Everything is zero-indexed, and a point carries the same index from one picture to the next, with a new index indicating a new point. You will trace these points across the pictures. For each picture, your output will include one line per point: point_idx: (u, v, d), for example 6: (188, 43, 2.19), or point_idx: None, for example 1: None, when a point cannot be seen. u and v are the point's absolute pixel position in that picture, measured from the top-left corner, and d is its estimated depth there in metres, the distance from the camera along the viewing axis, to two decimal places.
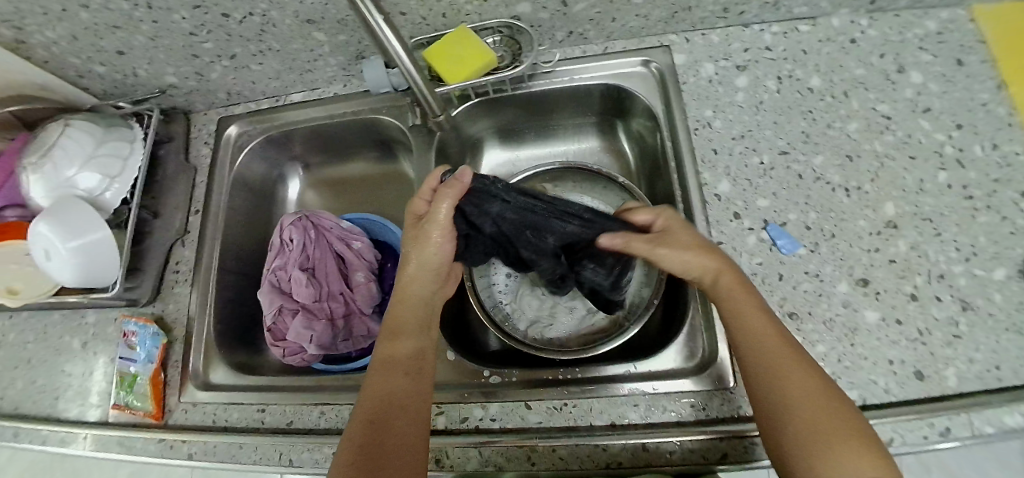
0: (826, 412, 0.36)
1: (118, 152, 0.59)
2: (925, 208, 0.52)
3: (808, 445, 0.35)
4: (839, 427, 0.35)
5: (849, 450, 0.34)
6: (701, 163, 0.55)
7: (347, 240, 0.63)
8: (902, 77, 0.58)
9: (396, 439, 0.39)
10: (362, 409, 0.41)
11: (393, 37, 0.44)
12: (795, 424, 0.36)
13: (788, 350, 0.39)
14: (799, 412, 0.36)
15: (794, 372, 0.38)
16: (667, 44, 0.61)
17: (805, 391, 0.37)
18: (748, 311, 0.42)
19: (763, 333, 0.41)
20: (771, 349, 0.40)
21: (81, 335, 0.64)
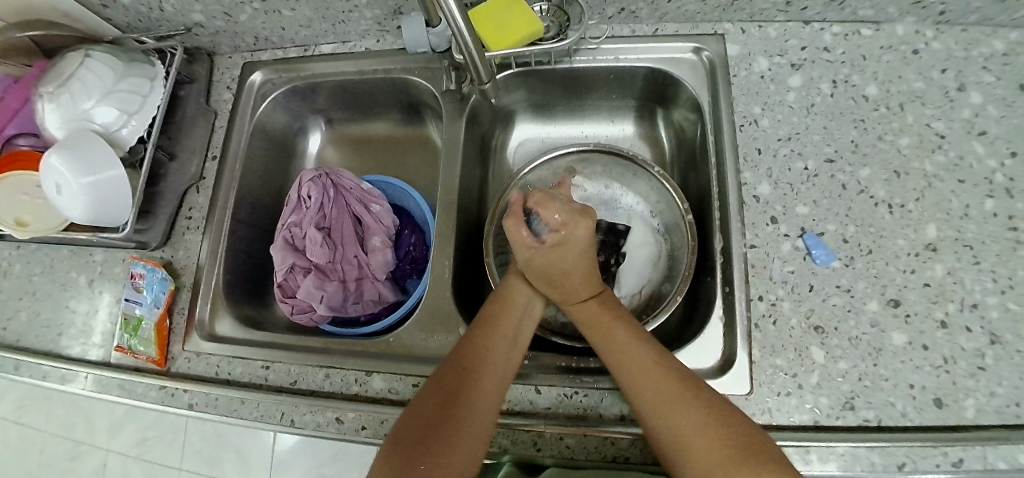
0: (718, 433, 0.37)
1: (137, 88, 0.57)
2: (967, 234, 0.50)
3: (696, 471, 0.36)
4: (716, 445, 0.36)
5: (751, 465, 0.34)
6: (743, 162, 0.54)
7: (366, 203, 0.61)
8: (962, 96, 0.54)
9: (466, 425, 0.39)
10: (439, 383, 0.42)
11: (453, 6, 0.41)
12: (689, 455, 0.37)
13: (648, 380, 0.41)
14: (685, 435, 0.38)
15: (658, 397, 0.40)
16: (721, 32, 0.58)
17: (671, 427, 0.38)
18: (614, 339, 0.45)
19: (631, 366, 0.43)
20: (635, 375, 0.42)
21: (88, 272, 0.63)
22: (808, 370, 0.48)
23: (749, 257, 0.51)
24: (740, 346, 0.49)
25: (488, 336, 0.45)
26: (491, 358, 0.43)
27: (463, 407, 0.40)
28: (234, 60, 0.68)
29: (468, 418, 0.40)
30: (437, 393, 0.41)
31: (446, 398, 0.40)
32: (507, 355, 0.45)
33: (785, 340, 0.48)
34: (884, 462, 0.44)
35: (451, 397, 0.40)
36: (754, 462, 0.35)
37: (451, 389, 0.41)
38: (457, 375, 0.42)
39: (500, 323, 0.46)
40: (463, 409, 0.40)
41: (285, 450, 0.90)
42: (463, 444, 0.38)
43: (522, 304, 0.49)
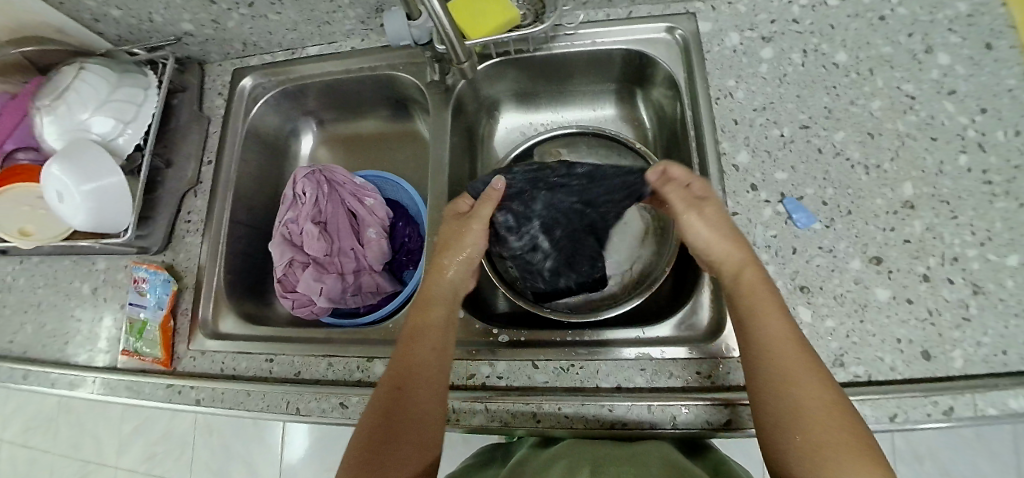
0: (833, 418, 0.36)
1: (132, 98, 0.58)
2: (943, 191, 0.51)
3: (804, 441, 0.36)
4: (841, 438, 0.36)
5: (846, 460, 0.35)
6: (721, 133, 0.55)
7: (359, 197, 0.62)
8: (929, 58, 0.56)
9: (415, 412, 0.41)
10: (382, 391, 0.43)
11: None
12: (805, 431, 0.37)
13: (795, 363, 0.39)
14: (813, 419, 0.37)
15: (810, 405, 0.37)
16: (693, 11, 0.60)
17: (793, 403, 0.38)
18: (759, 300, 0.42)
19: (774, 339, 0.40)
20: (785, 359, 0.39)
21: (92, 281, 0.65)
22: (796, 330, 0.49)
23: (733, 224, 0.53)
24: (728, 310, 0.50)
25: (420, 320, 0.47)
26: (418, 341, 0.45)
27: (403, 411, 0.41)
28: (223, 67, 0.70)
29: (412, 422, 0.41)
30: (376, 408, 0.42)
31: (387, 408, 0.42)
32: (439, 351, 0.45)
33: None
34: (876, 414, 0.45)
35: (392, 409, 0.41)
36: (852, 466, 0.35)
37: (388, 400, 0.42)
38: (388, 386, 0.43)
39: (428, 318, 0.47)
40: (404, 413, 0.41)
41: (293, 455, 0.91)
42: (416, 427, 0.41)
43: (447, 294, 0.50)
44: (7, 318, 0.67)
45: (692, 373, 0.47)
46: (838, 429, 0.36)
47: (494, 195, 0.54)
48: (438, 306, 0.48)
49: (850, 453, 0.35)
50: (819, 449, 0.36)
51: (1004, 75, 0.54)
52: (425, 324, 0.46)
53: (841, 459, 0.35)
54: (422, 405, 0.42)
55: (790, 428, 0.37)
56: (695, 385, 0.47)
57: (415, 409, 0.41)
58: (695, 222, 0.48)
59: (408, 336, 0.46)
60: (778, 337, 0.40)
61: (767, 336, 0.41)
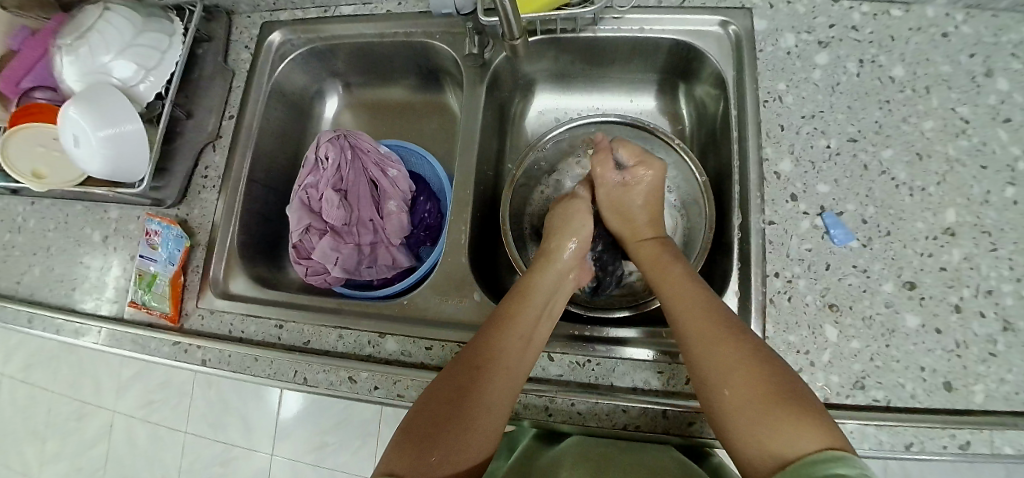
0: (749, 374, 0.36)
1: (156, 43, 0.56)
2: (986, 221, 0.50)
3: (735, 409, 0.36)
4: (755, 395, 0.35)
5: (787, 422, 0.33)
6: (765, 138, 0.53)
7: (382, 167, 0.60)
8: (990, 81, 0.54)
9: (488, 401, 0.39)
10: (448, 382, 0.40)
11: None
12: (733, 384, 0.37)
13: (711, 331, 0.40)
14: (735, 377, 0.37)
15: (717, 361, 0.38)
16: (748, 7, 0.57)
17: (714, 356, 0.39)
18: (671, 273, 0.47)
19: (676, 296, 0.44)
20: (693, 320, 0.41)
21: (103, 228, 0.63)
22: (820, 348, 0.48)
23: (768, 233, 0.51)
24: (754, 321, 0.49)
25: (520, 304, 0.46)
26: (521, 324, 0.44)
27: (480, 397, 0.39)
28: (251, 19, 0.67)
29: (484, 408, 0.39)
30: (436, 397, 0.40)
31: (455, 394, 0.39)
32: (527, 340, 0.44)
33: (799, 317, 0.48)
34: (892, 440, 0.45)
35: (456, 404, 0.39)
36: (796, 431, 0.32)
37: (455, 387, 0.40)
38: (446, 384, 0.40)
39: (525, 308, 0.46)
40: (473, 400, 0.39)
41: (286, 417, 0.91)
42: (487, 415, 0.39)
43: (548, 289, 0.49)
44: (15, 256, 0.66)
45: None
46: (753, 385, 0.36)
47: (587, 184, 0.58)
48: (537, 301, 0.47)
49: (785, 417, 0.33)
50: (746, 405, 0.35)
51: None
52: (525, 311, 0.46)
53: (779, 424, 0.33)
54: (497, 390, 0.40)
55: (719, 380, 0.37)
56: None
57: (485, 401, 0.39)
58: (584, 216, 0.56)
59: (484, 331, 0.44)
60: (687, 301, 0.43)
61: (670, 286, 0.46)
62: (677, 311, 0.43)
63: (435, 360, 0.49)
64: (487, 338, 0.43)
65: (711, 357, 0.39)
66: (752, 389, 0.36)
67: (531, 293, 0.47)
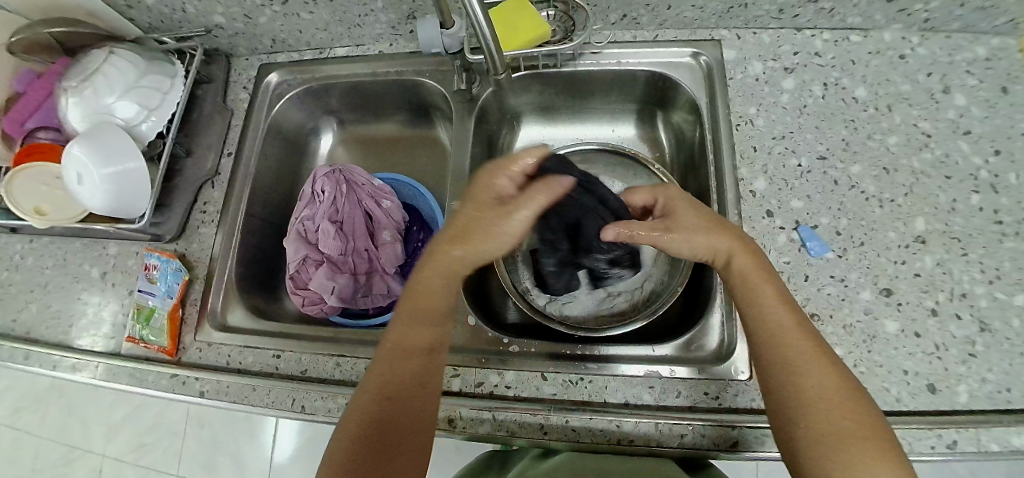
0: (839, 410, 0.36)
1: (158, 85, 0.59)
2: (955, 228, 0.53)
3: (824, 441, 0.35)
4: (855, 427, 0.36)
5: (866, 456, 0.34)
6: (740, 158, 0.56)
7: (376, 199, 0.63)
8: (946, 98, 0.57)
9: (408, 414, 0.41)
10: (365, 402, 0.41)
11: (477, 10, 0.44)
12: (820, 421, 0.36)
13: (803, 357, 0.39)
14: (824, 414, 0.36)
15: (812, 388, 0.37)
16: (717, 38, 0.61)
17: (810, 386, 0.38)
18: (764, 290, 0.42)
19: (765, 313, 0.41)
20: (780, 342, 0.40)
21: (101, 265, 0.64)
22: None
23: None
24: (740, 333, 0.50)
25: (418, 312, 0.45)
26: (417, 332, 0.44)
27: (399, 413, 0.41)
28: (249, 62, 0.71)
29: (407, 421, 0.41)
30: (360, 417, 0.41)
31: (377, 413, 0.41)
32: (430, 347, 0.44)
33: None
34: None
35: (381, 422, 0.40)
36: (868, 463, 0.34)
37: (375, 405, 0.41)
38: (368, 403, 0.41)
39: (415, 318, 0.44)
40: (397, 417, 0.41)
41: (283, 452, 0.90)
42: (411, 427, 0.41)
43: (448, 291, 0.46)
44: (11, 296, 0.66)
45: (701, 393, 0.47)
46: (843, 425, 0.36)
47: (553, 187, 0.45)
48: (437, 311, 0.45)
49: (871, 450, 0.35)
50: (838, 440, 0.35)
51: (1018, 119, 0.55)
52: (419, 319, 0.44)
53: (861, 461, 0.34)
54: (410, 403, 0.41)
55: (801, 419, 0.37)
56: (703, 406, 0.47)
57: (404, 417, 0.41)
58: (677, 246, 0.45)
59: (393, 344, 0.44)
60: (774, 328, 0.40)
61: (758, 308, 0.42)
62: (762, 319, 0.41)
63: None
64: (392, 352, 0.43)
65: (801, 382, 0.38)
66: (842, 417, 0.36)
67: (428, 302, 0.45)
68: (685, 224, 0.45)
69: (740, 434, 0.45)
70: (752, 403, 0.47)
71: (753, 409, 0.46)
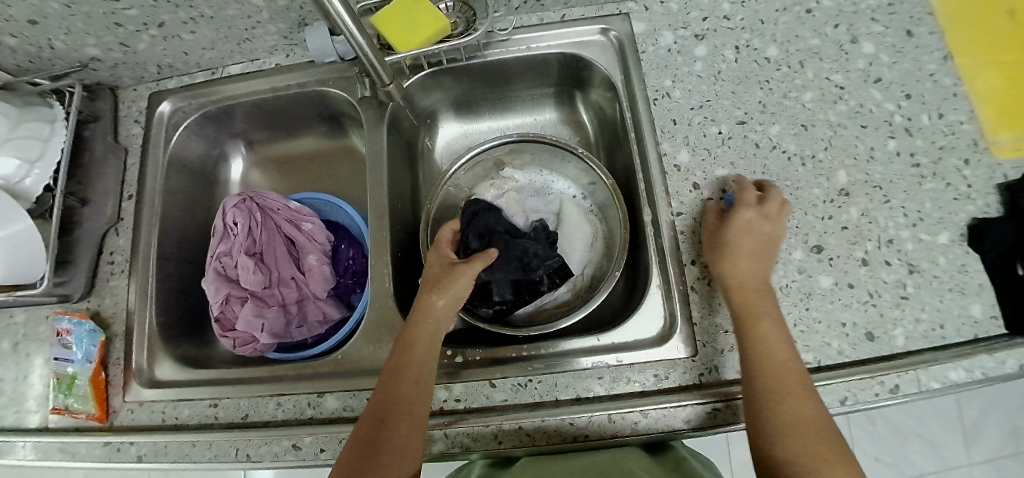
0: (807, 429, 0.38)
1: (36, 134, 0.54)
2: (875, 176, 0.53)
3: (792, 458, 0.37)
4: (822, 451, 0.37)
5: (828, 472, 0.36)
6: (661, 134, 0.55)
7: (296, 222, 0.60)
8: (855, 48, 0.58)
9: (402, 411, 0.41)
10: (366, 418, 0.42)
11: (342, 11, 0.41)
12: (789, 432, 0.38)
13: (788, 380, 0.40)
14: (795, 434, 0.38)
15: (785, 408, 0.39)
16: (625, 12, 0.60)
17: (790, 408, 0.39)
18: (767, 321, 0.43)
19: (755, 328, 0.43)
20: (767, 367, 0.41)
21: (11, 335, 0.59)
22: None
23: (678, 225, 0.52)
24: (679, 308, 0.50)
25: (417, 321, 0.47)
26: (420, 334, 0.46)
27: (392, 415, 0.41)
28: (138, 92, 0.65)
29: (403, 418, 0.41)
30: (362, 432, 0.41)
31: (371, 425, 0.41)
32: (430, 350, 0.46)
33: (722, 298, 0.50)
34: (828, 400, 0.47)
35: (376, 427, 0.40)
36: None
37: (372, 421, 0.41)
38: (368, 418, 0.42)
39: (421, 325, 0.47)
40: (393, 417, 0.41)
41: None
42: (406, 423, 0.41)
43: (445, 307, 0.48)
44: None
45: (650, 377, 0.47)
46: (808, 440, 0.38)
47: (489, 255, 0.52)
48: (423, 339, 0.46)
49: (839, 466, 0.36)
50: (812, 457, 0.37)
51: (925, 61, 0.57)
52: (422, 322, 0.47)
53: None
54: (410, 400, 0.42)
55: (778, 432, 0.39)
56: (654, 389, 0.47)
57: (399, 413, 0.41)
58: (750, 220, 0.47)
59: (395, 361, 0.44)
60: (767, 338, 0.42)
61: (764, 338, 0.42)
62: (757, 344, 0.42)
63: None
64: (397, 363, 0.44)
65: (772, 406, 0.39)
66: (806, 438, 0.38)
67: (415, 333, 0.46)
68: (756, 233, 0.47)
69: (693, 412, 0.45)
70: (700, 377, 0.47)
71: (701, 383, 0.47)
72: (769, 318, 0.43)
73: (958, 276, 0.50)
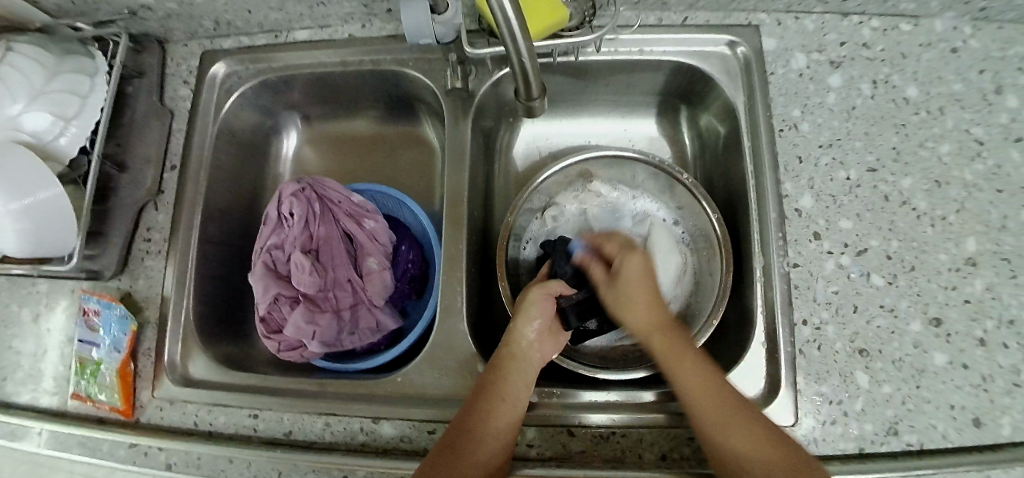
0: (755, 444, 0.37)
1: (74, 87, 0.47)
2: (1006, 247, 0.48)
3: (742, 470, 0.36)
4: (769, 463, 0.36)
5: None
6: (784, 172, 0.49)
7: (357, 218, 0.55)
8: (1000, 99, 0.52)
9: (492, 429, 0.39)
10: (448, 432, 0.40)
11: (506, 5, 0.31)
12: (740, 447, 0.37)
13: (717, 400, 0.39)
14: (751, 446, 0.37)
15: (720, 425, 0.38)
16: (756, 23, 0.53)
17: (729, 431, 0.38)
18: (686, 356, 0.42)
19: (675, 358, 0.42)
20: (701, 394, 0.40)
21: (32, 305, 0.54)
22: (853, 396, 0.45)
23: (793, 277, 0.47)
24: (785, 373, 0.46)
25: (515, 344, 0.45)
26: (517, 359, 0.45)
27: (482, 432, 0.39)
28: (190, 48, 0.59)
29: (487, 438, 0.39)
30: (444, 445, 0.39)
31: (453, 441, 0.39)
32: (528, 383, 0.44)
33: (831, 366, 0.46)
34: None
35: (459, 438, 0.39)
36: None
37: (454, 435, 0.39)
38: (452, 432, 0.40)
39: (518, 351, 0.45)
40: (479, 435, 0.39)
41: None
42: (490, 443, 0.39)
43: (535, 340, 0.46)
44: None
45: None
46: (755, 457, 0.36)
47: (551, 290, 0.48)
48: (519, 365, 0.44)
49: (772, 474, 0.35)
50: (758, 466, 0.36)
51: None
52: (520, 347, 0.45)
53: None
54: (502, 424, 0.40)
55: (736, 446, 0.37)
56: None
57: (490, 433, 0.39)
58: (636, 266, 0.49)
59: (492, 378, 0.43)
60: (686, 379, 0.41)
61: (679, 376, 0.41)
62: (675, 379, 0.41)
63: None
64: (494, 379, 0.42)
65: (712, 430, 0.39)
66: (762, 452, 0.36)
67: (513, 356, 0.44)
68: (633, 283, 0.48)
69: None
70: None
71: None
72: (680, 350, 0.43)
73: None
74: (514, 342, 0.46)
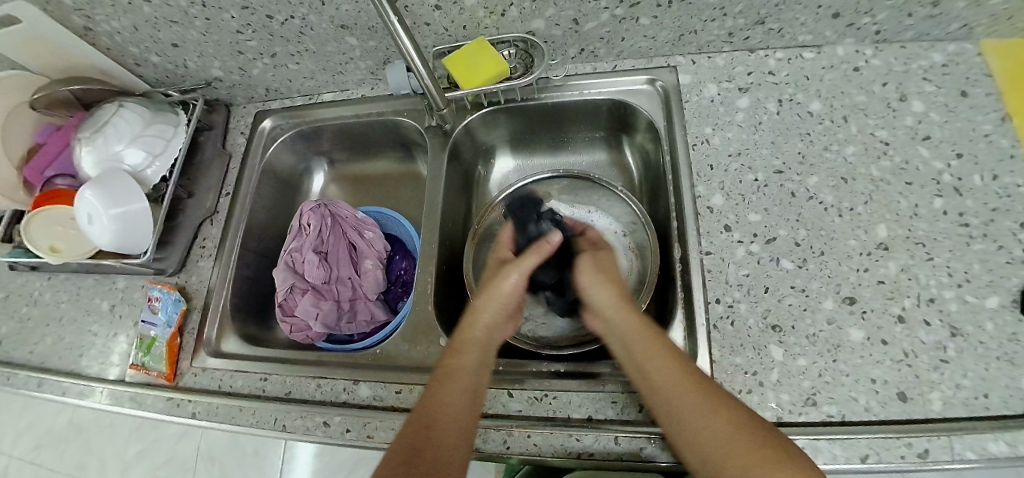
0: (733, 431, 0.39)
1: (162, 133, 0.65)
2: (918, 232, 0.53)
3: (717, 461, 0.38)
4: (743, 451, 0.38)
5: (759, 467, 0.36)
6: (697, 177, 0.58)
7: (359, 230, 0.69)
8: (903, 105, 0.59)
9: (449, 410, 0.44)
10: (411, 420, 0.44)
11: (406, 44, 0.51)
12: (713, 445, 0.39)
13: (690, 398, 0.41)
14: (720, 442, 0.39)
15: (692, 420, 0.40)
16: (673, 64, 0.65)
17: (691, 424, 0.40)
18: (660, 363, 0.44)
19: (648, 359, 0.45)
20: (674, 393, 0.42)
21: (111, 298, 0.69)
22: (768, 367, 0.49)
23: (706, 263, 0.55)
24: (700, 346, 0.51)
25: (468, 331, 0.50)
26: (469, 346, 0.49)
27: (441, 418, 0.43)
28: (247, 109, 0.78)
29: (448, 421, 0.43)
30: (409, 431, 0.43)
31: (417, 429, 0.43)
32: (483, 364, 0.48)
33: (743, 339, 0.51)
34: (847, 454, 0.45)
35: (423, 426, 0.43)
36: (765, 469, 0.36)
37: (418, 425, 0.43)
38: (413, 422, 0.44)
39: (469, 338, 0.50)
40: (439, 420, 0.43)
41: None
42: (450, 423, 0.43)
43: (492, 320, 0.51)
44: (30, 330, 0.71)
45: None
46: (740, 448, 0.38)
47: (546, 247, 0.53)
48: (472, 348, 0.49)
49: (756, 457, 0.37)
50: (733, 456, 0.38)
51: (979, 121, 0.57)
52: (472, 331, 0.50)
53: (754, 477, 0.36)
54: (457, 404, 0.44)
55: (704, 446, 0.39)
56: None
57: (447, 412, 0.43)
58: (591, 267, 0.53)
59: (445, 367, 0.47)
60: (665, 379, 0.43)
61: (656, 377, 0.44)
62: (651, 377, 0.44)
63: (404, 403, 0.52)
64: (448, 366, 0.47)
65: (683, 430, 0.41)
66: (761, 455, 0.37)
67: (464, 345, 0.48)
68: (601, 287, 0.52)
69: None
70: None
71: None
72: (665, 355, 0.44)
73: (1008, 346, 0.47)
74: (466, 328, 0.50)
